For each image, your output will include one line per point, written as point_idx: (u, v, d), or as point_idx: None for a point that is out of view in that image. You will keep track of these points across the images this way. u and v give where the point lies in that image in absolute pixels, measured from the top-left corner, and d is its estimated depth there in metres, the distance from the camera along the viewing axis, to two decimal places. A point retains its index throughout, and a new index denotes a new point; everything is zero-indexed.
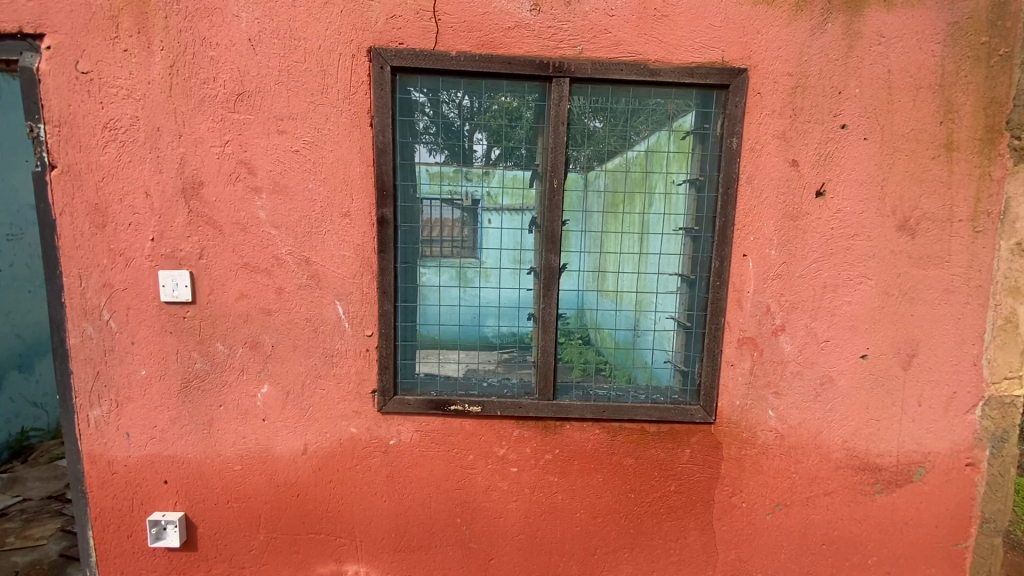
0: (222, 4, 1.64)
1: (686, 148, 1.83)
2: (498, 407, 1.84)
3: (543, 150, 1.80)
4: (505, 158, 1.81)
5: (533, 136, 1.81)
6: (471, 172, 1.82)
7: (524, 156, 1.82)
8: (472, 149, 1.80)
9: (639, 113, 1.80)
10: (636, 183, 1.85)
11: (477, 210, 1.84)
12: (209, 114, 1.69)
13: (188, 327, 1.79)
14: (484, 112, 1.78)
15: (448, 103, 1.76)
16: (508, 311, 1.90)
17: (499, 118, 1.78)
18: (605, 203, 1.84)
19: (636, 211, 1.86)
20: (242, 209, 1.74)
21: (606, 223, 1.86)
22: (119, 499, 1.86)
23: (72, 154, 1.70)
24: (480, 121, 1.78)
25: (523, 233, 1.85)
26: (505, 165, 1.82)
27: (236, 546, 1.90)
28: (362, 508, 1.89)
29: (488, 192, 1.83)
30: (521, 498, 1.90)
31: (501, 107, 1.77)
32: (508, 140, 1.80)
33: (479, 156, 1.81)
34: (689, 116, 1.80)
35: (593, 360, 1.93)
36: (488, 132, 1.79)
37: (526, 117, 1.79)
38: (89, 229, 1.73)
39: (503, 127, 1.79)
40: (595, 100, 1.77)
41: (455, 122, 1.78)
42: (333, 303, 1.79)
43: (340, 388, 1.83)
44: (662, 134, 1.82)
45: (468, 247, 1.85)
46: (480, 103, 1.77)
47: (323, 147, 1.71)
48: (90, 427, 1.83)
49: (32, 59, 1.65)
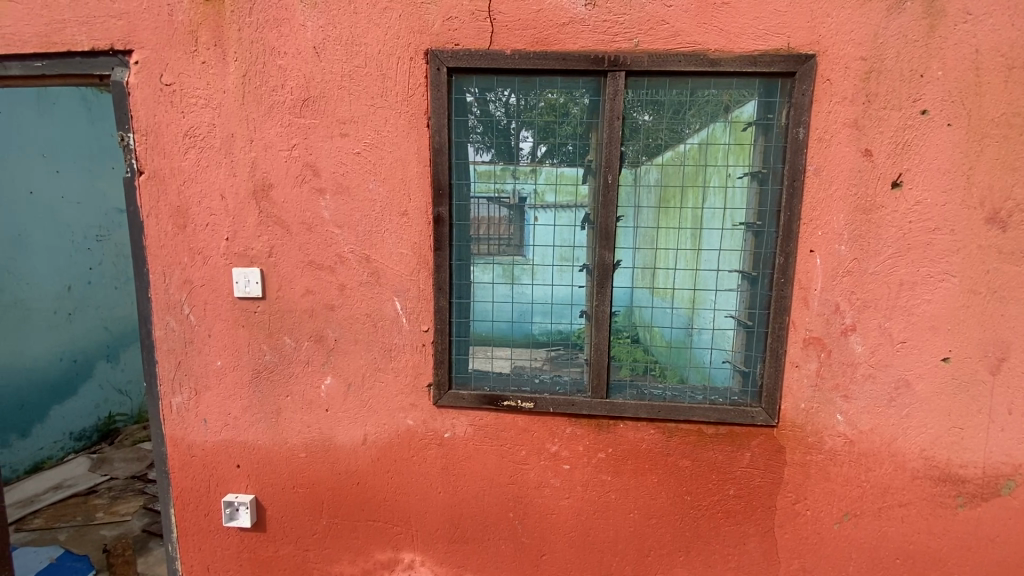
0: (289, 14, 1.73)
1: (744, 140, 1.75)
2: (550, 404, 1.84)
3: (594, 147, 1.79)
4: (551, 155, 1.81)
5: (581, 131, 1.79)
6: (518, 170, 1.82)
7: (570, 153, 1.80)
8: (518, 147, 1.81)
9: (692, 104, 1.74)
10: (690, 177, 1.79)
11: (524, 208, 1.84)
12: (278, 120, 1.79)
13: (259, 321, 1.90)
14: (531, 109, 1.78)
15: (495, 102, 1.78)
16: (558, 309, 1.89)
17: (546, 114, 1.78)
18: (656, 198, 1.80)
19: (688, 206, 1.80)
20: (308, 209, 1.82)
21: (657, 219, 1.81)
22: (197, 480, 2.01)
23: (157, 160, 1.84)
24: (527, 119, 1.79)
25: (575, 229, 1.84)
26: (551, 163, 1.81)
27: (301, 530, 2.00)
28: (417, 498, 1.94)
29: (533, 190, 1.83)
30: (573, 495, 1.90)
31: (548, 103, 1.77)
32: (554, 137, 1.79)
33: (525, 154, 1.81)
34: (748, 106, 1.73)
35: (642, 360, 1.89)
36: (534, 129, 1.79)
37: (573, 113, 1.78)
38: (171, 229, 1.87)
39: (551, 123, 1.79)
40: (645, 93, 1.74)
41: (502, 121, 1.79)
42: (392, 299, 1.85)
43: (397, 381, 1.89)
44: (717, 125, 1.75)
45: (514, 245, 1.86)
46: (527, 100, 1.77)
47: (382, 148, 1.77)
48: (173, 412, 1.98)
49: (123, 74, 1.81)
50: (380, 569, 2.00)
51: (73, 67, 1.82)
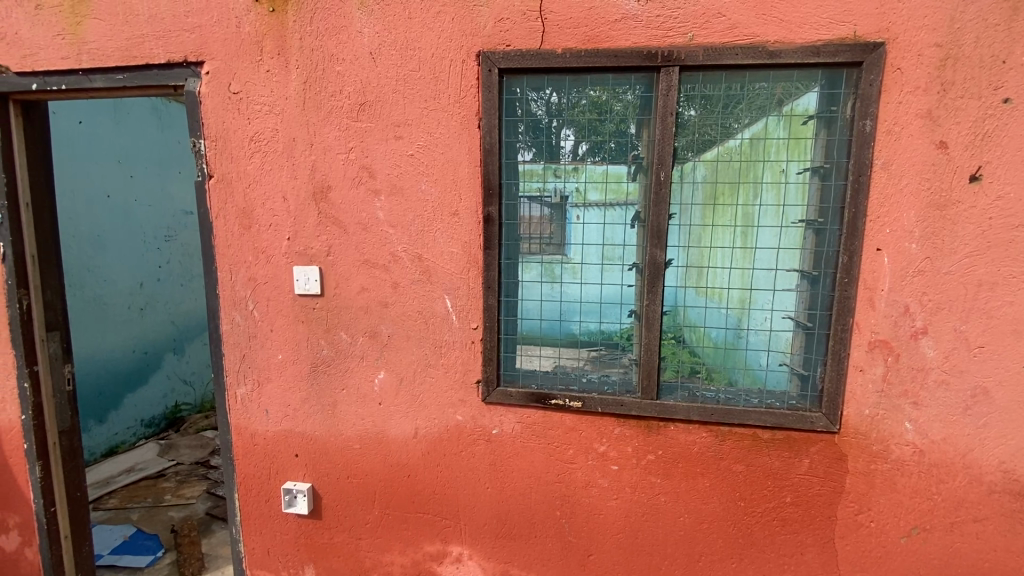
0: (348, 22, 1.80)
1: (799, 134, 1.69)
2: (599, 403, 1.83)
3: (645, 144, 1.76)
4: (592, 153, 1.79)
5: (623, 128, 1.77)
6: (560, 169, 1.82)
7: (613, 150, 1.78)
8: (560, 145, 1.80)
9: (742, 99, 1.69)
10: (740, 173, 1.73)
11: (565, 207, 1.84)
12: (336, 124, 1.86)
13: (317, 317, 1.98)
14: (573, 107, 1.77)
15: (537, 101, 1.78)
16: (596, 308, 1.87)
17: (588, 112, 1.77)
18: (703, 194, 1.76)
19: (737, 202, 1.75)
20: (364, 210, 1.89)
21: (704, 217, 1.77)
22: (259, 468, 2.12)
23: (225, 165, 1.95)
24: (570, 117, 1.78)
25: (625, 228, 1.81)
26: (593, 161, 1.80)
27: (354, 519, 2.08)
28: (466, 492, 1.98)
29: (577, 189, 1.82)
30: (621, 497, 1.88)
31: (592, 101, 1.76)
32: (597, 135, 1.78)
33: (566, 152, 1.80)
34: (805, 98, 1.66)
35: (687, 361, 1.84)
36: (576, 127, 1.78)
37: (615, 110, 1.76)
38: (238, 230, 1.98)
39: (592, 121, 1.77)
40: (689, 88, 1.70)
41: (543, 120, 1.79)
42: (443, 296, 1.89)
43: (447, 378, 1.93)
44: (769, 119, 1.69)
45: (555, 244, 1.86)
46: (568, 98, 1.77)
47: (434, 150, 1.81)
48: (237, 403, 2.09)
49: (195, 84, 1.92)
50: (429, 561, 2.05)
51: (151, 79, 1.95)
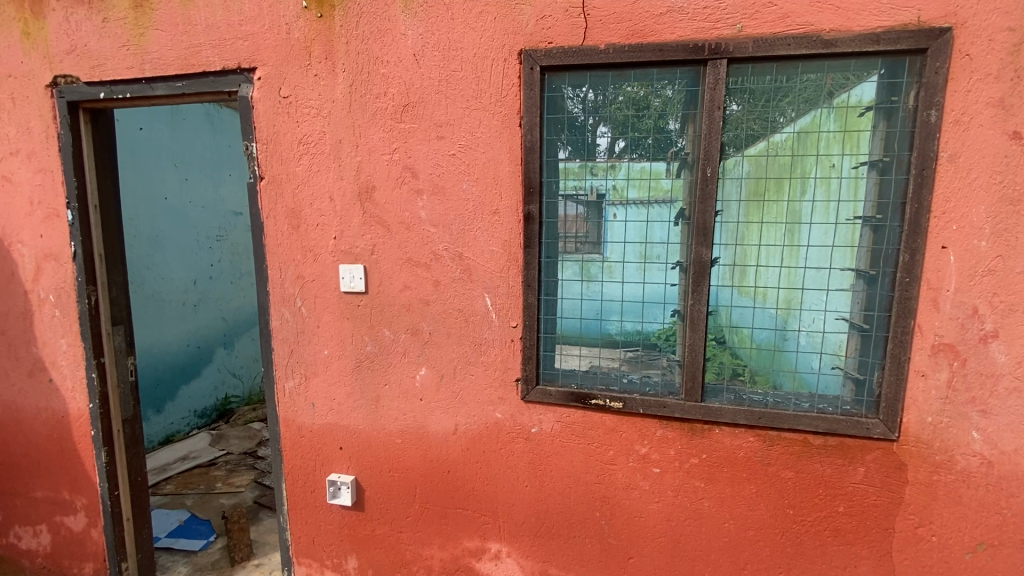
0: (392, 25, 1.83)
1: (853, 126, 1.61)
2: (640, 405, 1.80)
3: (688, 139, 1.72)
4: (630, 150, 1.76)
5: (662, 124, 1.73)
6: (596, 167, 1.79)
7: (650, 147, 1.74)
8: (596, 142, 1.78)
9: (789, 92, 1.63)
10: (785, 168, 1.67)
11: (602, 205, 1.81)
12: (381, 126, 1.90)
13: (362, 314, 2.03)
14: (609, 104, 1.75)
15: (573, 98, 1.76)
16: (636, 307, 1.84)
17: (625, 108, 1.74)
18: (747, 190, 1.70)
19: (784, 199, 1.68)
20: (407, 209, 1.92)
21: (746, 214, 1.71)
22: (305, 459, 2.19)
23: (276, 167, 2.03)
24: (606, 114, 1.75)
25: (667, 225, 1.77)
26: (631, 158, 1.76)
27: (395, 512, 2.12)
28: (504, 489, 1.99)
29: (614, 186, 1.79)
30: (663, 500, 1.85)
31: (628, 97, 1.73)
32: (635, 131, 1.74)
33: (602, 149, 1.78)
34: (858, 89, 1.58)
35: (728, 363, 1.79)
36: (612, 124, 1.76)
37: (653, 106, 1.72)
38: (287, 229, 2.05)
39: (629, 118, 1.74)
40: (733, 81, 1.65)
41: (580, 117, 1.77)
42: (483, 295, 1.90)
43: (487, 375, 1.94)
44: (818, 112, 1.62)
45: (591, 242, 1.83)
46: (605, 95, 1.74)
47: (476, 149, 1.82)
48: (286, 396, 2.17)
49: (248, 89, 2.00)
50: (468, 557, 2.07)
51: (208, 85, 2.05)
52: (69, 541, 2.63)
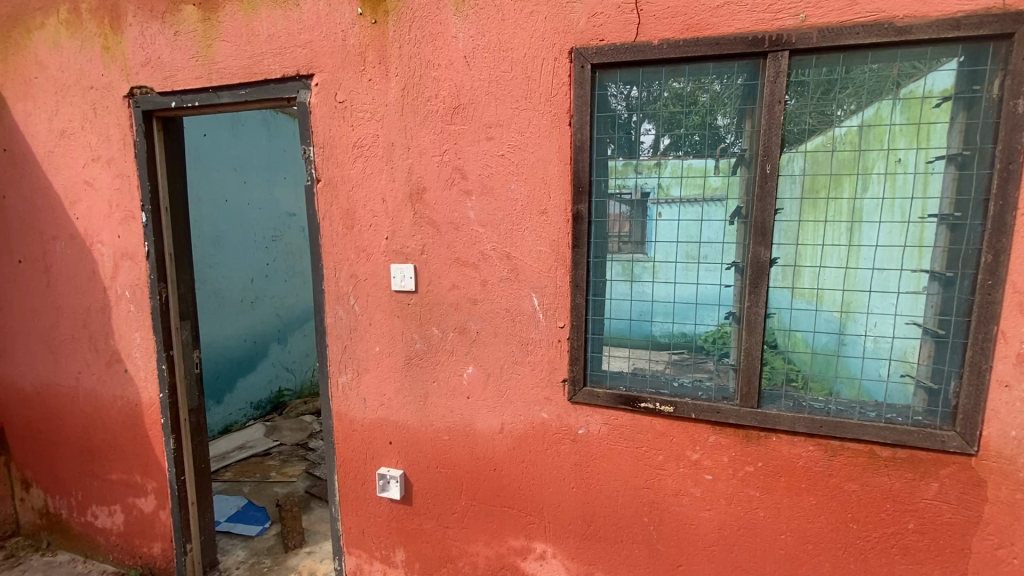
0: (444, 28, 1.86)
1: (924, 118, 1.50)
2: (692, 409, 1.76)
3: (740, 135, 1.66)
4: (675, 147, 1.72)
5: (710, 120, 1.67)
6: (640, 165, 1.76)
7: (697, 143, 1.70)
8: (640, 139, 1.74)
9: (848, 83, 1.54)
10: (845, 164, 1.58)
11: (646, 203, 1.77)
12: (432, 128, 1.93)
13: (412, 312, 2.08)
14: (655, 101, 1.71)
15: (617, 96, 1.74)
16: (684, 309, 1.79)
17: (672, 105, 1.70)
18: (803, 187, 1.62)
19: (844, 196, 1.60)
20: (456, 209, 1.95)
21: (802, 212, 1.63)
22: (356, 452, 2.26)
23: (331, 169, 2.10)
24: (651, 111, 1.72)
25: (719, 224, 1.72)
26: (677, 155, 1.72)
27: (442, 507, 2.16)
28: (550, 490, 1.98)
29: (658, 184, 1.75)
30: (715, 508, 1.79)
31: (674, 93, 1.69)
32: (679, 128, 1.70)
33: (646, 147, 1.74)
34: (927, 78, 1.48)
35: (782, 368, 1.71)
36: (657, 121, 1.72)
37: (701, 101, 1.67)
38: (341, 230, 2.12)
39: (676, 114, 1.70)
40: (794, 74, 1.58)
41: (622, 115, 1.74)
42: (530, 295, 1.90)
43: (534, 375, 1.94)
44: (883, 104, 1.53)
45: (634, 242, 1.80)
46: (650, 91, 1.71)
47: (525, 149, 1.83)
48: (339, 390, 2.24)
49: (306, 95, 2.08)
50: (513, 555, 2.08)
51: (268, 92, 2.15)
52: (139, 521, 2.82)
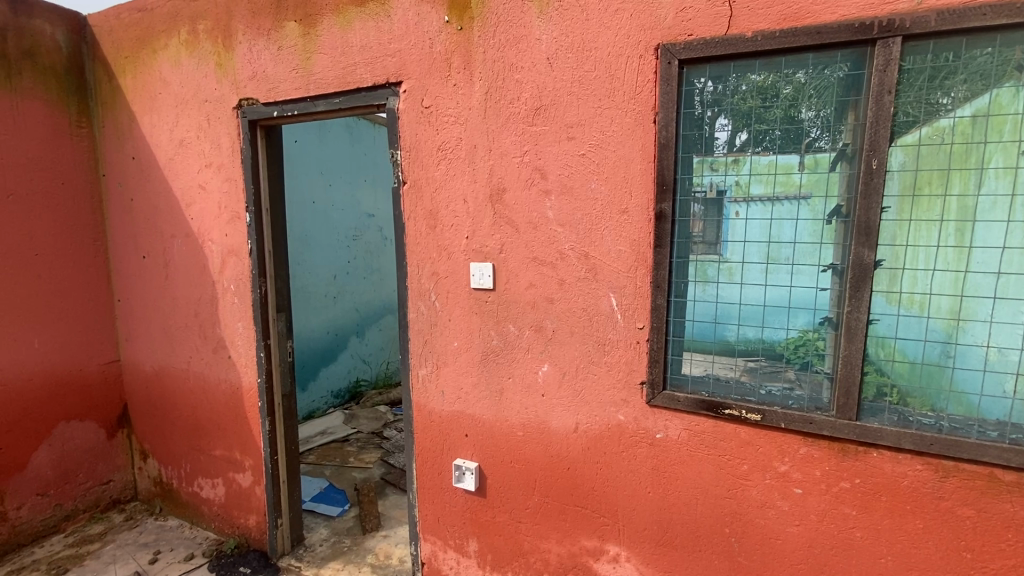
0: (528, 31, 1.89)
1: None
2: (782, 418, 1.67)
3: (831, 128, 1.56)
4: (753, 143, 1.65)
5: (794, 114, 1.60)
6: (716, 162, 1.71)
7: (778, 139, 1.63)
8: (714, 136, 1.69)
9: (956, 70, 1.42)
10: (956, 157, 1.45)
11: (722, 202, 1.72)
12: (513, 129, 1.97)
13: (490, 309, 2.13)
14: (732, 95, 1.66)
15: (699, 92, 1.69)
16: (768, 312, 1.71)
17: (751, 99, 1.64)
18: (899, 184, 1.50)
19: (951, 193, 1.46)
20: (535, 209, 1.98)
21: (899, 210, 1.51)
22: (434, 443, 2.35)
23: (416, 172, 2.20)
24: (727, 106, 1.67)
25: (810, 223, 1.62)
26: (755, 151, 1.66)
27: (515, 502, 2.20)
28: (625, 492, 1.96)
29: (736, 181, 1.69)
30: (805, 524, 1.70)
31: (753, 86, 1.63)
32: (760, 123, 1.64)
33: (721, 143, 1.69)
34: None
35: (877, 379, 1.59)
36: (734, 116, 1.66)
37: (783, 94, 1.60)
38: (425, 229, 2.22)
39: (755, 109, 1.64)
40: (904, 61, 1.46)
41: (698, 111, 1.70)
42: (608, 295, 1.89)
43: (611, 376, 1.93)
44: (1004, 90, 1.38)
45: (708, 242, 1.75)
46: (727, 86, 1.66)
47: (606, 148, 1.82)
48: (419, 382, 2.35)
49: (394, 101, 2.20)
50: (585, 555, 2.08)
51: (360, 100, 2.29)
52: (238, 495, 3.10)
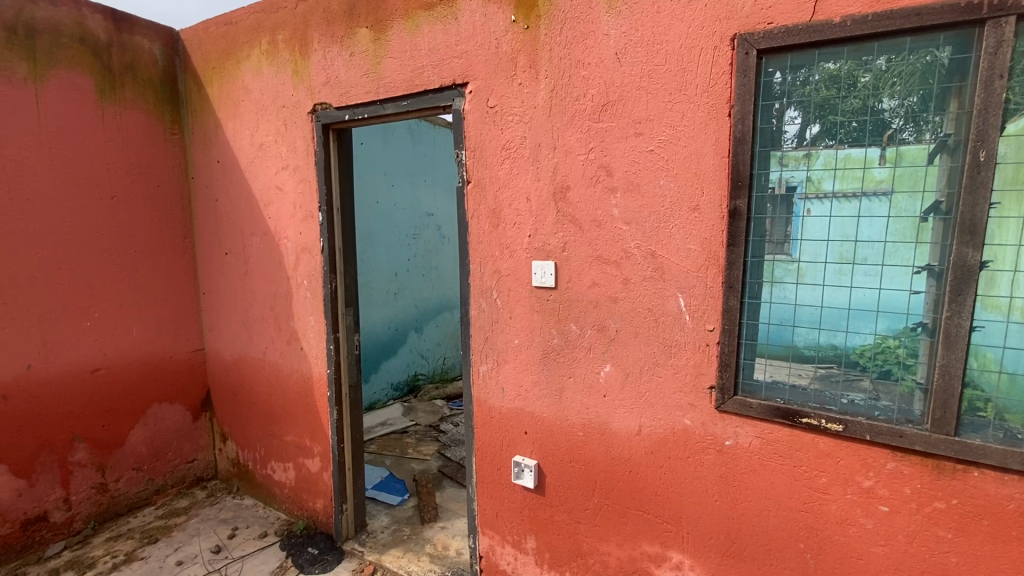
0: (596, 27, 1.87)
1: None
2: (867, 430, 1.56)
3: (914, 118, 1.46)
4: (826, 135, 1.57)
5: (876, 104, 1.50)
6: (784, 156, 1.63)
7: (854, 131, 1.54)
8: (783, 129, 1.62)
9: None
10: None
11: (792, 199, 1.64)
12: (579, 127, 1.96)
13: (551, 308, 2.13)
14: (805, 86, 1.58)
15: (777, 83, 1.61)
16: (847, 316, 1.61)
17: (825, 89, 1.56)
18: (1002, 178, 1.37)
19: None
20: (600, 207, 1.95)
21: (998, 207, 1.38)
22: (493, 439, 2.38)
23: (480, 171, 2.23)
24: (798, 97, 1.59)
25: (899, 221, 1.51)
26: (828, 144, 1.57)
27: (574, 502, 2.18)
28: (690, 499, 1.90)
29: (808, 177, 1.61)
30: (891, 545, 1.58)
31: (828, 75, 1.55)
32: (832, 115, 1.56)
33: (790, 137, 1.62)
34: None
35: (977, 391, 1.45)
36: (805, 108, 1.59)
37: (863, 83, 1.51)
38: (487, 228, 2.25)
39: (831, 99, 1.55)
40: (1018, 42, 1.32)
41: (769, 103, 1.63)
42: (675, 295, 1.84)
43: (677, 379, 1.88)
44: None
45: (777, 240, 1.67)
46: (800, 76, 1.58)
47: (676, 144, 1.77)
48: (479, 378, 2.38)
49: (460, 102, 2.24)
50: (647, 561, 2.04)
51: (427, 102, 2.35)
52: (307, 479, 3.27)
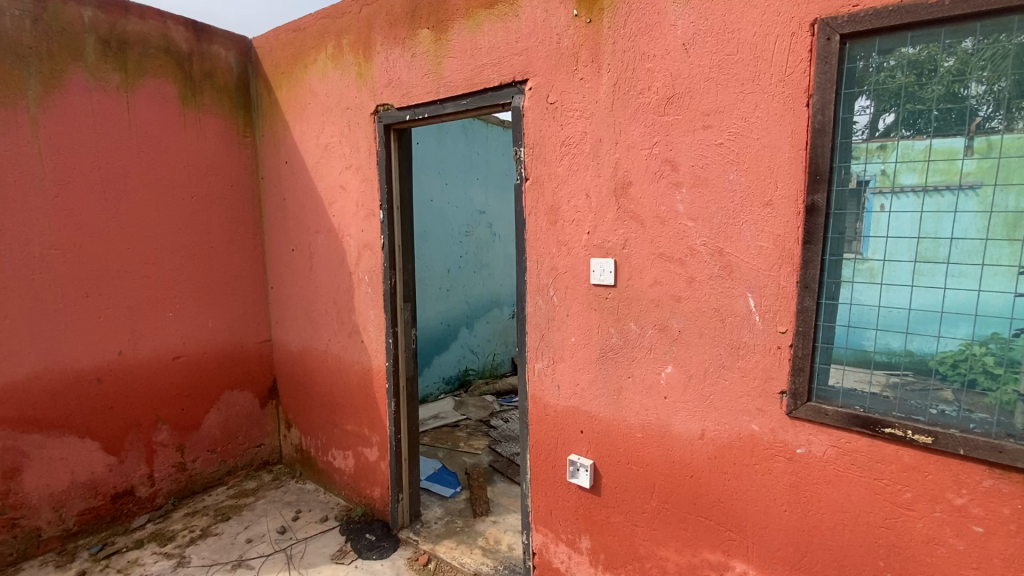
0: (662, 18, 1.82)
1: None
2: (959, 444, 1.43)
3: (1007, 105, 1.33)
4: (902, 126, 1.46)
5: (967, 90, 1.38)
6: (855, 149, 1.54)
7: (936, 120, 1.42)
8: (852, 120, 1.53)
9: None
10: None
11: (862, 193, 1.55)
12: (642, 121, 1.91)
13: (609, 306, 2.10)
14: (879, 73, 1.48)
15: (857, 70, 1.51)
16: (933, 320, 1.48)
17: (903, 75, 1.45)
18: None
19: None
20: (663, 203, 1.90)
21: None
22: (548, 436, 2.38)
23: (539, 168, 2.22)
24: (870, 86, 1.49)
25: (994, 217, 1.38)
26: (901, 135, 1.47)
27: (631, 504, 2.15)
28: (757, 507, 1.82)
29: (881, 170, 1.51)
30: (985, 569, 1.46)
31: (909, 61, 1.44)
32: (913, 103, 1.44)
33: (860, 128, 1.52)
34: None
35: None
36: (877, 96, 1.49)
37: (946, 68, 1.39)
38: (546, 224, 2.24)
39: (910, 87, 1.44)
40: None
41: (846, 92, 1.54)
42: (745, 294, 1.77)
43: (744, 382, 1.80)
44: None
45: (850, 237, 1.58)
46: (879, 63, 1.48)
47: (748, 136, 1.69)
48: (535, 375, 2.38)
49: (520, 99, 2.24)
50: (707, 568, 1.98)
51: (486, 100, 2.36)
52: (366, 467, 3.39)
